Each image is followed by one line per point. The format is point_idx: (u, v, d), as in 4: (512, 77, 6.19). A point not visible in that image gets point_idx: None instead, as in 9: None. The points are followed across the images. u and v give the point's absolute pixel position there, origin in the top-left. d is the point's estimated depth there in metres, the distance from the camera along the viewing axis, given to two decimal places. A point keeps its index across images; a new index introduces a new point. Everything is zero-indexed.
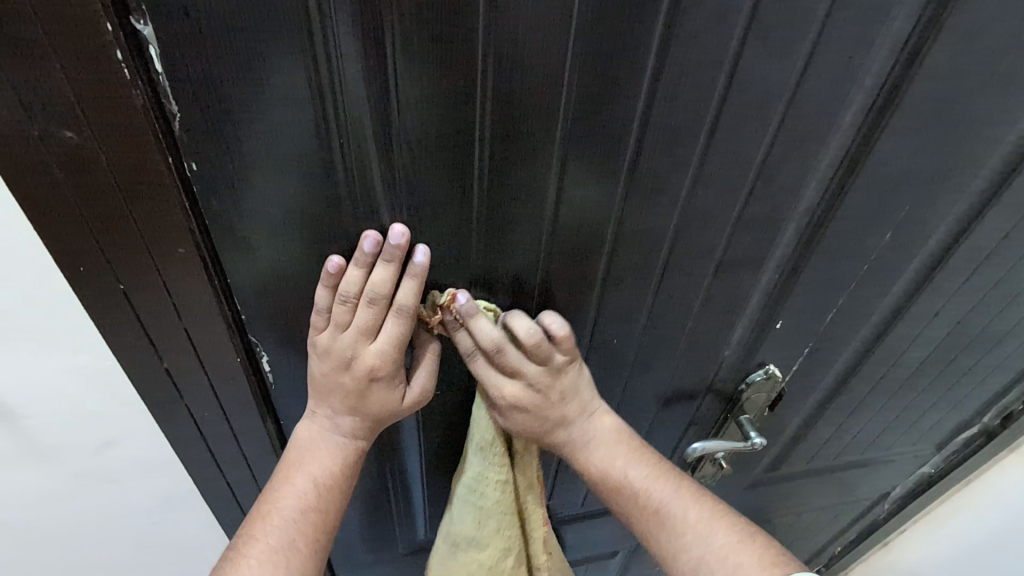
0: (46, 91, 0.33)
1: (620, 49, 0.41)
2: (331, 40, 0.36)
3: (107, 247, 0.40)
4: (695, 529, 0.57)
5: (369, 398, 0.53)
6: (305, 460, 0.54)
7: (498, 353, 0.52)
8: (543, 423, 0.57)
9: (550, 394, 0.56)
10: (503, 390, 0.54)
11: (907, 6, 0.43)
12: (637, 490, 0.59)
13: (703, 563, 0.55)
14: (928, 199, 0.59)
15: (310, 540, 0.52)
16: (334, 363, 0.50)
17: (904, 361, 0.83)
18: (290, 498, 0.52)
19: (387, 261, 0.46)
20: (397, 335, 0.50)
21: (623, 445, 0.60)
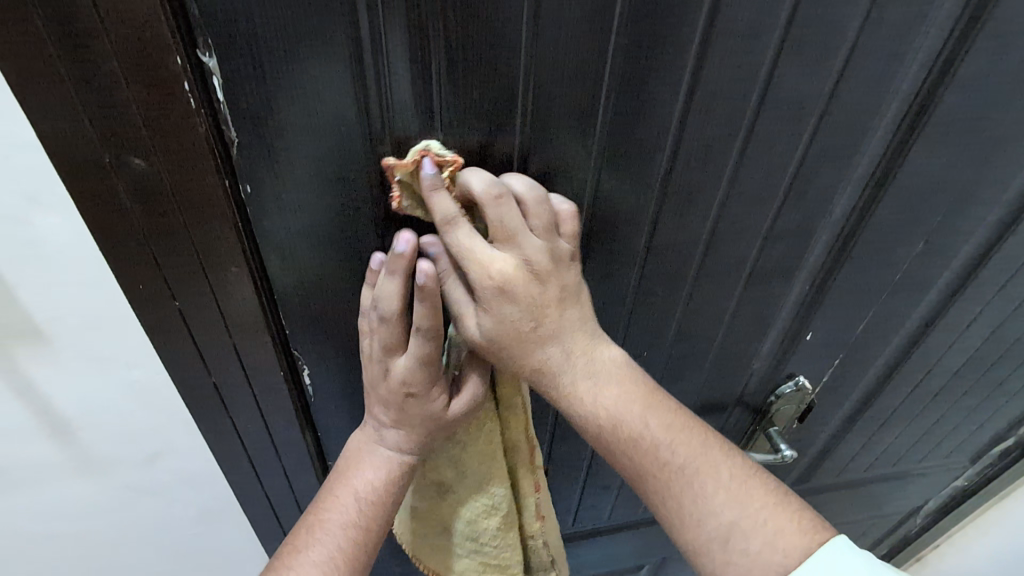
0: (119, 121, 0.35)
1: (656, 67, 0.42)
2: (382, 66, 0.38)
3: (166, 267, 0.42)
4: (727, 487, 0.45)
5: (405, 418, 0.50)
6: (349, 473, 0.52)
7: (494, 205, 0.41)
8: (532, 323, 0.43)
9: (549, 285, 0.43)
10: (489, 264, 0.41)
11: (939, 19, 0.43)
12: (658, 444, 0.45)
13: (735, 531, 0.44)
14: (962, 207, 0.59)
15: (349, 556, 0.50)
16: (376, 374, 0.49)
17: (938, 370, 0.81)
18: (333, 513, 0.51)
19: (392, 274, 0.43)
20: (424, 351, 0.46)
21: (639, 382, 0.46)
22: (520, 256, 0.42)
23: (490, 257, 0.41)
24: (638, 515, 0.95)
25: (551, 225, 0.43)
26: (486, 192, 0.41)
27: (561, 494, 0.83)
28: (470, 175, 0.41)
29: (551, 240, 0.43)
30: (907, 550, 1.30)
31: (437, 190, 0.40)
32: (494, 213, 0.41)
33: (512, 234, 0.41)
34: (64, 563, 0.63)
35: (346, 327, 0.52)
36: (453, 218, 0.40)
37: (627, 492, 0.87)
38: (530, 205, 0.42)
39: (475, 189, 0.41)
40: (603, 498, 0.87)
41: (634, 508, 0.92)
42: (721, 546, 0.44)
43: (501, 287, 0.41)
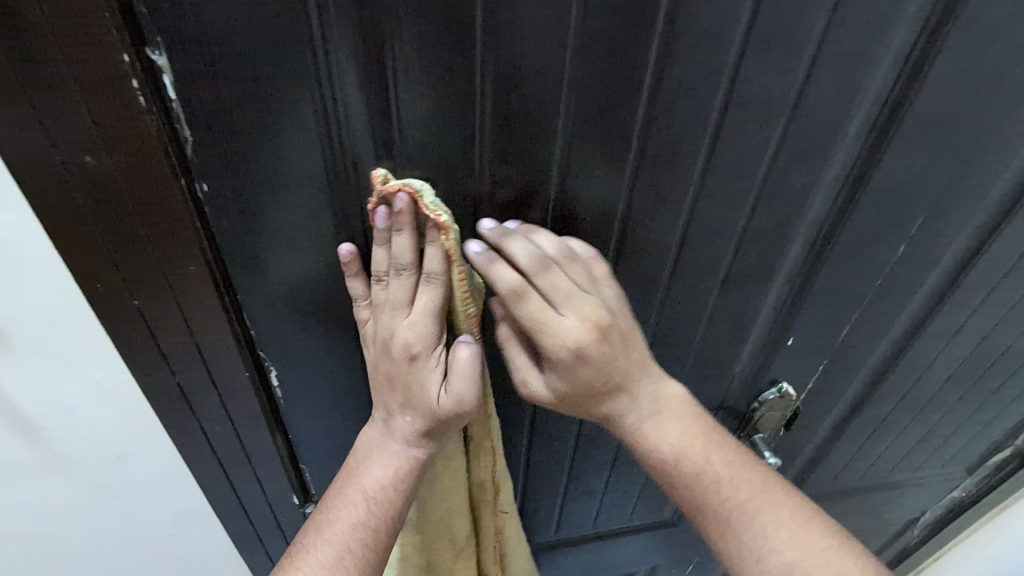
0: (68, 119, 0.35)
1: (617, 68, 0.41)
2: (336, 66, 0.37)
3: (124, 266, 0.42)
4: (790, 526, 0.47)
5: (411, 391, 0.48)
6: (358, 469, 0.52)
7: (545, 276, 0.45)
8: (599, 379, 0.48)
9: (613, 341, 0.46)
10: (562, 332, 0.45)
11: (907, 17, 0.43)
12: (719, 478, 0.49)
13: (796, 569, 0.45)
14: (943, 211, 0.58)
15: (360, 558, 0.49)
16: (379, 346, 0.48)
17: (928, 378, 0.80)
18: (342, 513, 0.50)
19: (399, 228, 0.43)
20: (432, 305, 0.45)
21: (692, 420, 0.51)
22: (586, 317, 0.45)
23: (562, 326, 0.45)
24: (624, 523, 0.94)
25: (597, 279, 0.47)
26: (534, 262, 0.44)
27: (542, 500, 0.82)
28: (512, 246, 0.44)
29: (602, 294, 0.47)
30: (906, 563, 1.28)
31: (490, 264, 0.44)
32: (549, 279, 0.45)
33: (571, 298, 0.45)
34: (33, 564, 0.62)
35: (313, 328, 0.52)
36: (518, 290, 0.44)
37: (612, 499, 0.86)
38: (574, 262, 0.46)
39: (525, 263, 0.44)
40: (587, 505, 0.86)
41: (620, 516, 0.91)
42: None
43: (573, 352, 0.45)
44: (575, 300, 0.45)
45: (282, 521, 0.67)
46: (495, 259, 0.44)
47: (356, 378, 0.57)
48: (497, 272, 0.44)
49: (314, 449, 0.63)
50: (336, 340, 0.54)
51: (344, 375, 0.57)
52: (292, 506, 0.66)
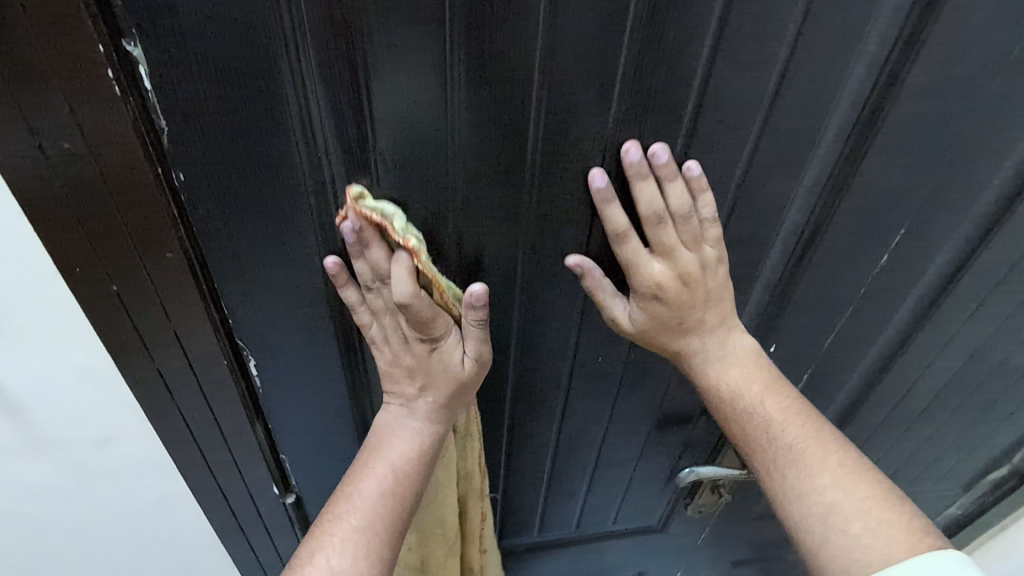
0: (44, 106, 0.36)
1: (586, 69, 0.42)
2: (306, 61, 0.39)
3: (103, 251, 0.43)
4: (835, 472, 0.49)
5: (437, 372, 0.55)
6: (383, 445, 0.56)
7: (651, 228, 0.49)
8: (677, 322, 0.55)
9: (696, 292, 0.53)
10: (653, 277, 0.52)
11: (880, 26, 0.43)
12: (771, 421, 0.54)
13: (835, 512, 0.48)
14: (925, 222, 0.57)
15: (389, 523, 0.52)
16: (394, 341, 0.54)
17: (918, 392, 0.79)
18: (371, 483, 0.53)
19: (369, 244, 0.47)
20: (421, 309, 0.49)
21: (757, 370, 0.56)
22: (676, 267, 0.52)
23: (649, 271, 0.52)
24: (609, 526, 0.94)
25: (701, 240, 0.51)
26: (650, 214, 0.48)
27: (524, 499, 0.82)
28: (642, 186, 0.47)
29: (700, 251, 0.51)
30: None
31: (607, 201, 0.49)
32: (658, 229, 0.49)
33: (669, 251, 0.51)
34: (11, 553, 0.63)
35: (290, 319, 0.53)
36: (625, 232, 0.50)
37: (595, 502, 0.86)
38: (690, 222, 0.49)
39: (645, 209, 0.48)
40: (570, 507, 0.86)
41: (603, 519, 0.92)
42: (821, 521, 0.48)
43: (653, 295, 0.53)
44: (675, 252, 0.51)
45: (262, 510, 0.68)
46: (612, 200, 0.48)
47: (334, 369, 0.59)
48: (610, 212, 0.49)
49: (293, 440, 0.65)
50: (314, 332, 0.55)
51: (322, 366, 0.58)
52: (272, 496, 0.67)
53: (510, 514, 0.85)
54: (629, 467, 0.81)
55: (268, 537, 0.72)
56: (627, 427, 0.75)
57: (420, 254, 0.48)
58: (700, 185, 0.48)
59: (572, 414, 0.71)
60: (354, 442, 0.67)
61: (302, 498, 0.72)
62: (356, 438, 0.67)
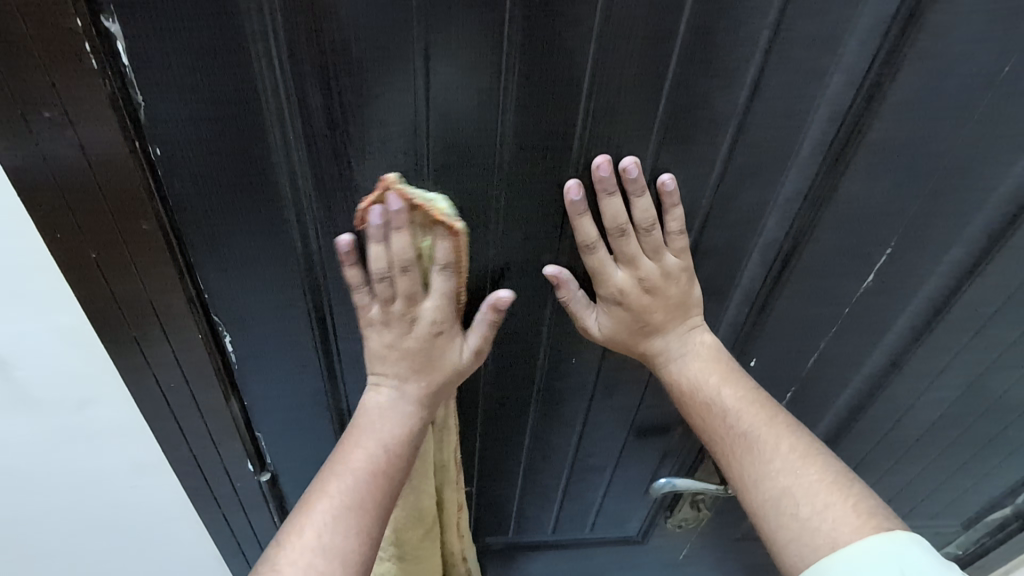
0: (26, 76, 0.37)
1: (554, 67, 0.42)
2: (276, 44, 0.40)
3: (82, 219, 0.44)
4: (785, 457, 0.53)
5: (436, 361, 0.54)
6: (375, 425, 0.54)
7: (619, 239, 0.50)
8: (640, 326, 0.57)
9: (659, 297, 0.54)
10: (615, 284, 0.53)
11: (858, 38, 0.42)
12: (727, 410, 0.57)
13: (786, 496, 0.51)
14: (913, 243, 0.56)
15: (374, 503, 0.52)
16: (398, 329, 0.52)
17: (911, 420, 0.76)
18: (360, 460, 0.52)
19: (399, 226, 0.47)
20: (447, 286, 0.51)
21: (719, 364, 0.58)
22: (638, 275, 0.53)
23: (614, 278, 0.53)
24: (586, 533, 0.93)
25: (667, 249, 0.52)
26: (618, 226, 0.49)
27: (498, 497, 0.82)
28: (610, 202, 0.48)
29: (662, 262, 0.52)
30: None
31: (581, 214, 0.49)
32: (622, 242, 0.51)
33: (632, 260, 0.52)
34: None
35: (265, 298, 0.55)
36: (592, 244, 0.50)
37: (571, 507, 0.86)
38: (656, 233, 0.50)
39: (610, 223, 0.49)
40: (545, 508, 0.86)
41: (580, 525, 0.91)
42: (773, 506, 0.52)
43: (618, 300, 0.54)
44: (637, 262, 0.52)
45: (237, 484, 0.70)
46: (584, 213, 0.49)
47: (308, 349, 0.60)
48: (582, 224, 0.49)
49: (269, 417, 0.66)
50: (288, 312, 0.56)
51: (297, 347, 0.60)
52: (246, 471, 0.69)
53: (484, 511, 0.85)
54: (605, 474, 0.81)
55: (243, 512, 0.73)
56: (604, 433, 0.74)
57: (462, 235, 0.49)
58: (672, 200, 0.49)
59: (547, 415, 0.70)
60: (329, 423, 0.69)
61: (278, 476, 0.74)
62: (330, 419, 0.68)
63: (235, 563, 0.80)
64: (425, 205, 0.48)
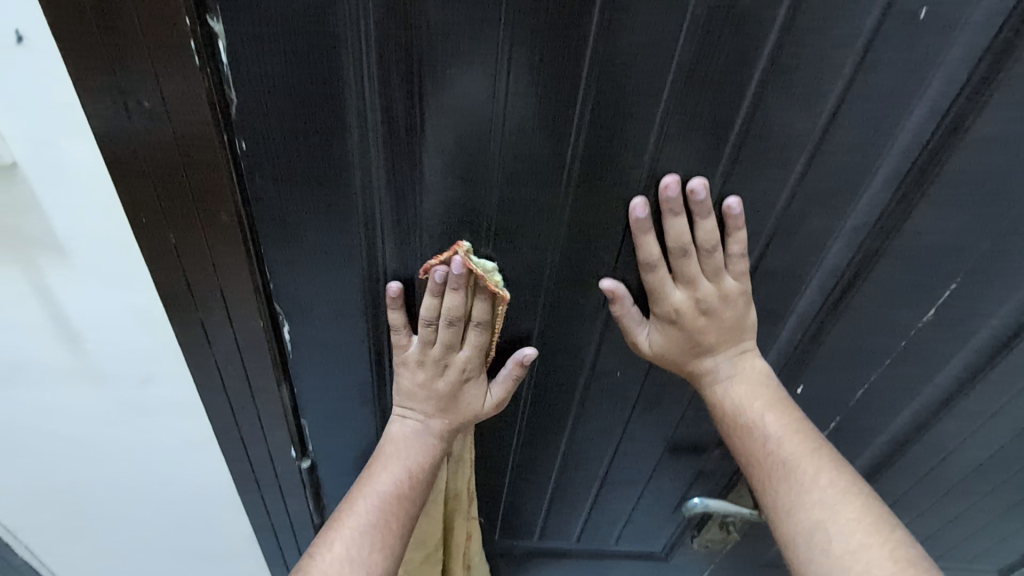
0: (132, 67, 0.40)
1: (632, 83, 0.43)
2: (366, 50, 0.41)
3: (166, 205, 0.46)
4: (824, 491, 0.53)
5: (458, 400, 0.61)
6: (400, 452, 0.61)
7: (681, 260, 0.51)
8: (693, 345, 0.57)
9: (714, 318, 0.55)
10: (672, 303, 0.54)
11: (947, 68, 0.41)
12: (768, 435, 0.56)
13: (819, 531, 0.51)
14: (981, 280, 0.54)
15: (396, 521, 0.59)
16: (430, 368, 0.59)
17: (958, 459, 0.73)
18: (386, 481, 0.60)
19: (455, 287, 0.52)
20: (480, 342, 0.57)
21: (766, 390, 0.58)
22: (696, 297, 0.53)
23: (671, 298, 0.53)
24: (610, 545, 0.93)
25: (728, 272, 0.52)
26: (681, 246, 0.50)
27: (527, 502, 0.83)
28: (675, 222, 0.49)
29: (723, 284, 0.52)
30: None
31: (644, 232, 0.49)
32: (683, 263, 0.51)
33: (692, 281, 0.52)
34: (54, 470, 0.69)
35: (325, 291, 0.56)
36: (654, 262, 0.51)
37: (598, 518, 0.86)
38: (718, 256, 0.50)
39: (674, 243, 0.49)
40: (572, 517, 0.86)
41: (605, 537, 0.91)
42: (805, 539, 0.52)
43: (672, 320, 0.55)
44: (697, 282, 0.52)
45: (278, 469, 0.72)
46: (648, 231, 0.49)
47: (361, 345, 0.62)
48: (645, 242, 0.50)
49: (315, 407, 0.68)
50: (345, 308, 0.58)
51: (350, 341, 0.61)
52: (289, 457, 0.71)
53: (512, 514, 0.86)
54: (636, 488, 0.80)
55: (280, 495, 0.75)
56: (640, 447, 0.74)
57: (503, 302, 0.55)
58: (737, 224, 0.49)
59: (585, 426, 0.71)
60: (371, 418, 0.70)
61: (317, 464, 0.76)
62: (373, 415, 0.70)
63: (268, 544, 0.82)
64: (481, 274, 0.53)
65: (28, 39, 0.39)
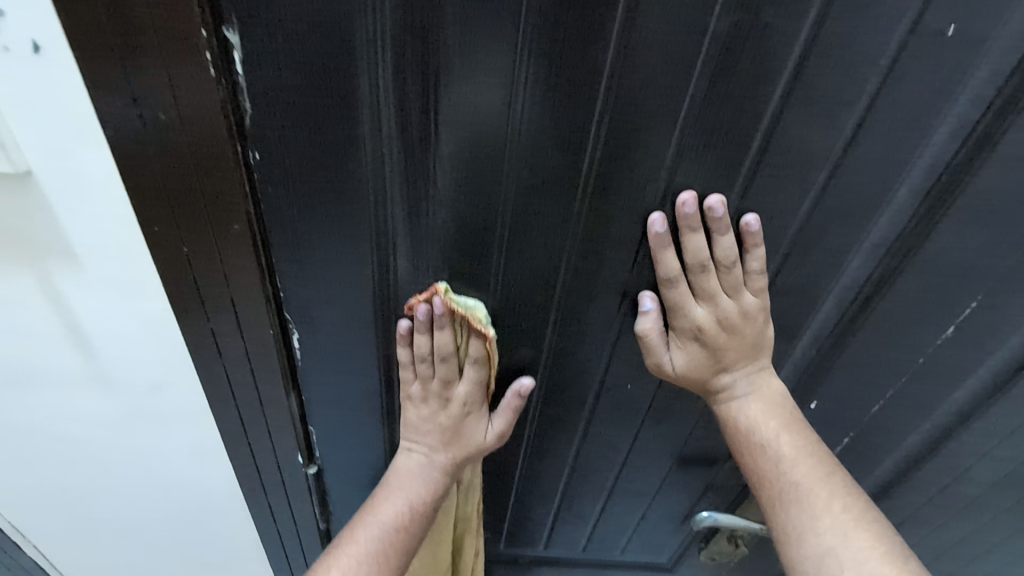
0: (147, 79, 0.39)
1: (651, 97, 0.42)
2: (382, 63, 0.41)
3: (179, 215, 0.46)
4: (836, 516, 0.53)
5: (463, 434, 0.64)
6: (402, 486, 0.64)
7: (700, 275, 0.50)
8: (712, 363, 0.56)
9: (734, 335, 0.54)
10: (692, 319, 0.53)
11: (973, 87, 0.41)
12: (782, 456, 0.56)
13: (831, 557, 0.52)
14: (1002, 300, 0.53)
15: (392, 550, 0.62)
16: (433, 402, 0.61)
17: (974, 479, 0.72)
18: (386, 513, 0.63)
19: (440, 326, 0.55)
20: (479, 375, 0.60)
21: (782, 411, 0.57)
22: (716, 312, 0.53)
23: (693, 315, 0.53)
24: (615, 556, 0.92)
25: (746, 288, 0.52)
26: (700, 263, 0.50)
27: (534, 512, 0.83)
28: (694, 238, 0.48)
29: (742, 300, 0.52)
30: None
31: (663, 248, 0.49)
32: (702, 278, 0.51)
33: (711, 296, 0.52)
34: (63, 473, 0.69)
35: (337, 301, 0.56)
36: (673, 278, 0.51)
37: (604, 529, 0.85)
38: (737, 272, 0.50)
39: (693, 258, 0.49)
40: (580, 527, 0.86)
41: (612, 547, 0.90)
42: (816, 563, 0.52)
43: (692, 335, 0.55)
44: (717, 298, 0.52)
45: (286, 476, 0.71)
46: (667, 247, 0.49)
47: (370, 356, 0.61)
48: (663, 258, 0.50)
49: (323, 415, 0.68)
50: (355, 318, 0.57)
51: (360, 351, 0.61)
52: (296, 464, 0.71)
53: (518, 523, 0.85)
54: (643, 501, 0.80)
55: (286, 501, 0.75)
56: (649, 460, 0.73)
57: (491, 339, 0.57)
58: (755, 241, 0.48)
59: (594, 438, 0.70)
60: (380, 427, 0.70)
61: (324, 471, 0.75)
62: (381, 424, 0.69)
63: (273, 550, 0.82)
64: (465, 313, 0.55)
65: (44, 48, 0.39)
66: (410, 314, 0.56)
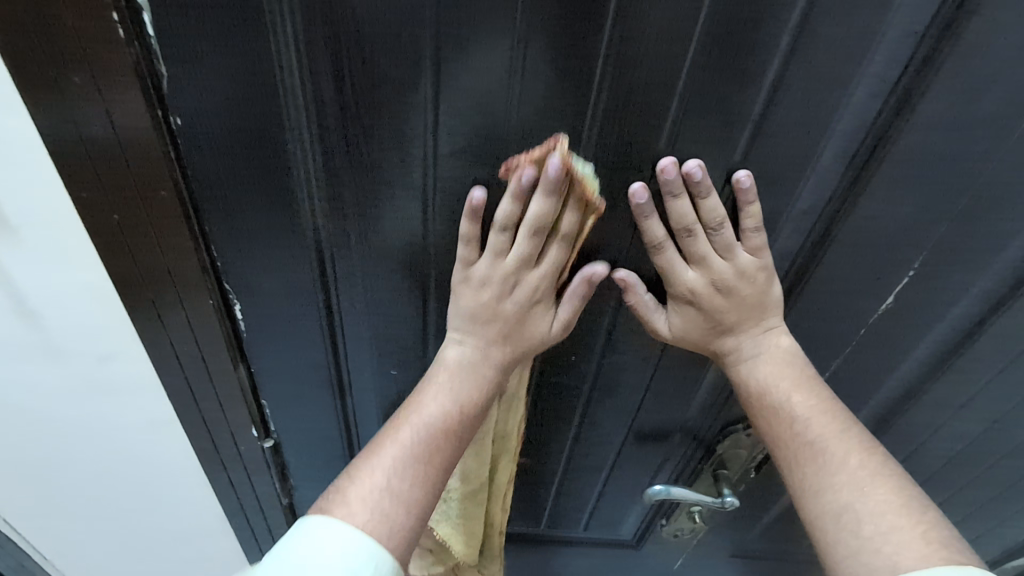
0: (55, 41, 0.39)
1: (566, 57, 0.42)
2: (293, 22, 0.41)
3: (105, 182, 0.46)
4: (853, 472, 0.51)
5: (525, 326, 0.57)
6: (452, 381, 0.57)
7: (687, 238, 0.51)
8: (712, 325, 0.56)
9: (732, 296, 0.54)
10: (686, 283, 0.53)
11: (886, 46, 0.40)
12: (795, 415, 0.55)
13: (848, 513, 0.49)
14: (938, 267, 0.53)
15: (436, 453, 0.55)
16: (497, 286, 0.54)
17: (925, 451, 0.72)
18: (432, 407, 0.56)
19: (546, 191, 0.47)
20: (561, 255, 0.53)
21: (794, 369, 0.56)
22: (709, 274, 0.53)
23: (686, 279, 0.53)
24: (579, 531, 0.93)
25: (742, 246, 0.51)
26: (685, 226, 0.49)
27: None
28: (679, 202, 0.48)
29: (738, 261, 0.52)
30: None
31: (646, 217, 0.49)
32: (691, 240, 0.51)
33: (703, 258, 0.52)
34: (24, 445, 0.70)
35: (276, 272, 0.56)
36: (659, 243, 0.51)
37: (565, 503, 0.86)
38: (724, 232, 0.50)
39: (684, 220, 0.49)
40: (540, 502, 0.86)
41: (572, 523, 0.91)
42: (834, 521, 0.50)
43: (688, 299, 0.55)
44: (709, 258, 0.52)
45: (241, 449, 0.72)
46: (649, 215, 0.49)
47: (315, 328, 0.62)
48: (648, 226, 0.50)
49: (275, 387, 0.68)
50: (296, 289, 0.58)
51: (303, 321, 0.61)
52: (251, 436, 0.71)
53: None
54: (601, 474, 0.80)
55: (245, 474, 0.76)
56: (603, 433, 0.74)
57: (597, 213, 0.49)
58: (707, 189, 0.47)
59: (545, 411, 0.71)
60: (332, 400, 0.70)
61: (281, 444, 0.76)
62: (333, 396, 0.70)
63: (237, 523, 0.83)
64: (581, 180, 0.47)
65: None
66: (508, 174, 0.48)
